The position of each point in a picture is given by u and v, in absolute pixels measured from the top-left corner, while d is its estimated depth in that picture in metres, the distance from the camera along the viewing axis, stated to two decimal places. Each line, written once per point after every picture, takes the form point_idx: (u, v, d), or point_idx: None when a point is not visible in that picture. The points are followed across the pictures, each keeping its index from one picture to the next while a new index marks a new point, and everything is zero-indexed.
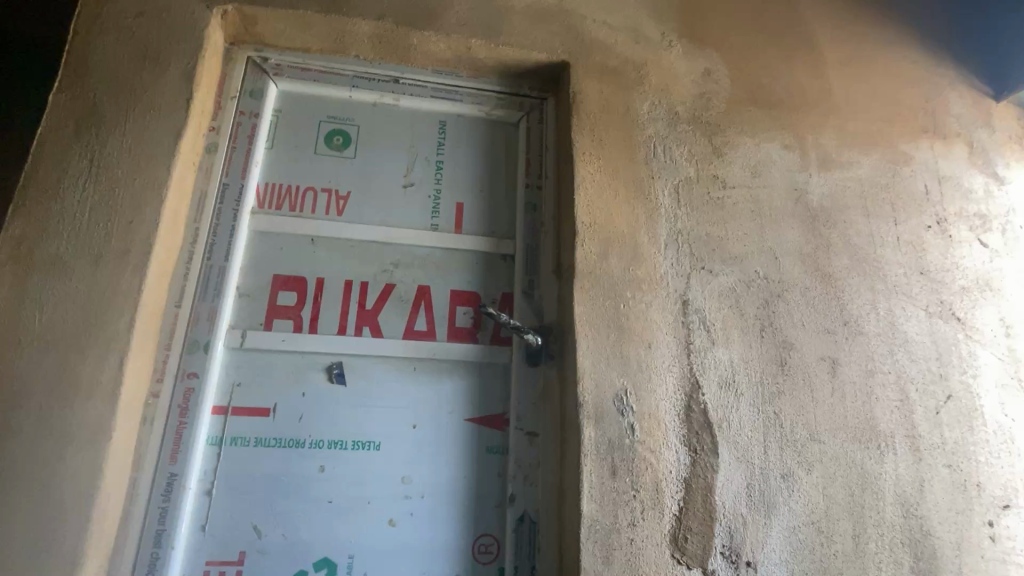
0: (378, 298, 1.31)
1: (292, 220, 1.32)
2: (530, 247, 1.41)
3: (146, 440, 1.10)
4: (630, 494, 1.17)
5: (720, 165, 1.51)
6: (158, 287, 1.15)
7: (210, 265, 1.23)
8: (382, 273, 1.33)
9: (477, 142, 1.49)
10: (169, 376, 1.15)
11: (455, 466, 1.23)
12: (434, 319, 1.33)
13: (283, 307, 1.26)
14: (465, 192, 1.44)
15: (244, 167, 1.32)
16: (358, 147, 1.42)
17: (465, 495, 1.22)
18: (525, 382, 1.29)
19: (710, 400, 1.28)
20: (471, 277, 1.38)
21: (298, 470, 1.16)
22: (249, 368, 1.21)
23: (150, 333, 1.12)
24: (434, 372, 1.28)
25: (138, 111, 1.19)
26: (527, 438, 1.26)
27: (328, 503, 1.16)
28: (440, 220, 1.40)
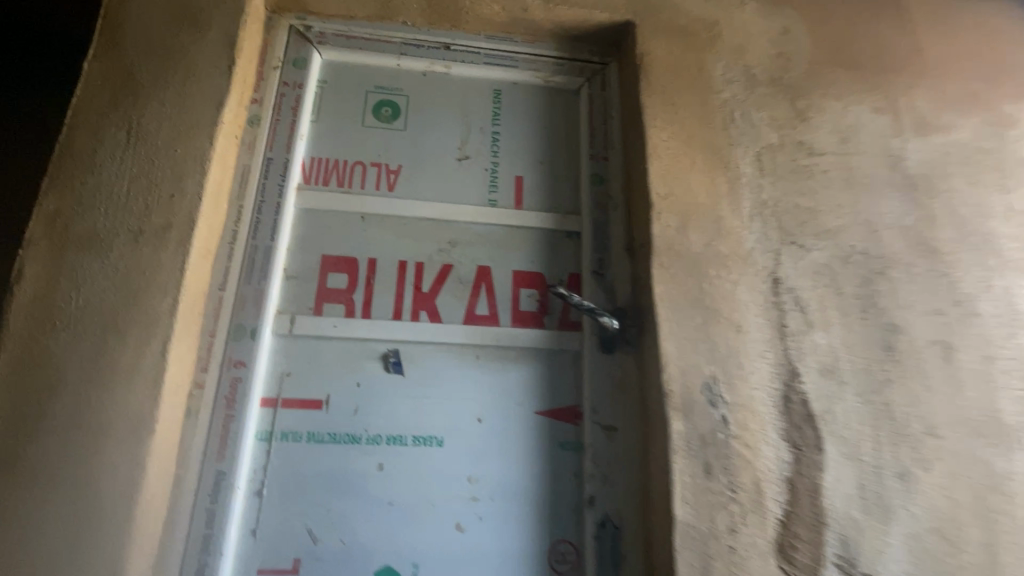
0: (435, 280, 1.19)
1: (341, 196, 1.21)
2: (599, 223, 1.28)
3: (191, 435, 1.00)
4: (728, 497, 1.03)
5: (805, 130, 1.36)
6: (201, 268, 1.05)
7: (256, 245, 1.13)
8: (439, 252, 1.21)
9: (535, 112, 1.37)
10: (215, 365, 1.05)
11: (526, 464, 1.11)
12: (496, 302, 1.20)
13: (333, 290, 1.15)
14: (525, 165, 1.32)
15: (289, 141, 1.22)
16: (408, 118, 1.31)
17: (537, 497, 1.09)
18: (600, 370, 1.17)
19: (811, 390, 1.13)
20: (535, 257, 1.26)
21: (355, 469, 1.04)
22: (299, 357, 1.10)
23: (193, 317, 1.03)
24: (499, 360, 1.16)
25: (178, 78, 1.10)
26: (605, 432, 1.13)
27: (389, 506, 1.04)
28: (499, 195, 1.29)
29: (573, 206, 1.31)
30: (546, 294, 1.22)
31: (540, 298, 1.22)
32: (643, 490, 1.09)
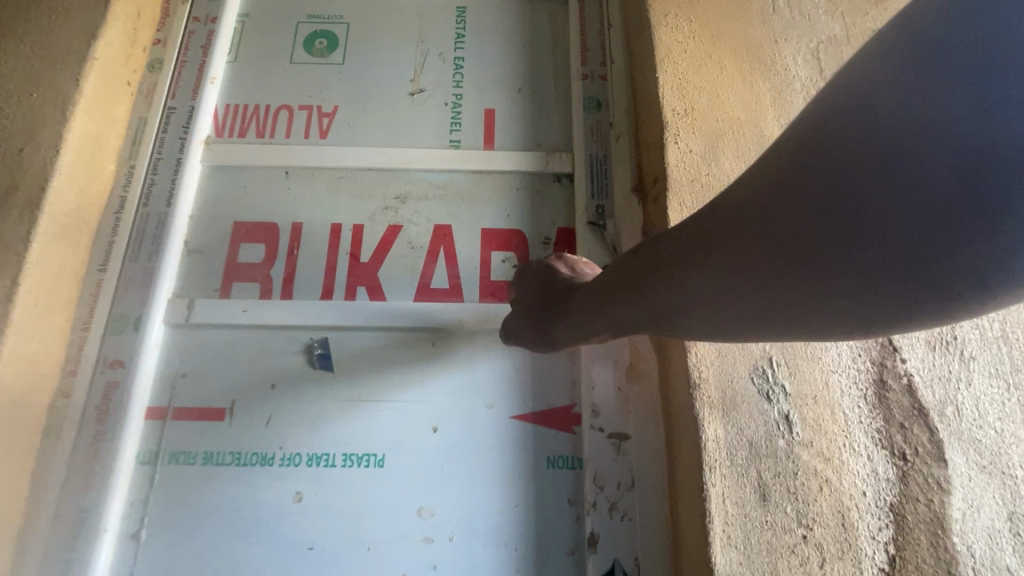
0: (379, 246, 0.92)
1: (258, 147, 0.95)
2: (596, 163, 0.96)
3: (48, 459, 0.76)
4: (799, 535, 0.68)
5: (880, 16, 0.99)
6: (66, 241, 0.81)
7: (148, 215, 0.89)
8: (383, 211, 0.93)
9: (510, 29, 1.07)
10: (87, 365, 0.81)
11: (501, 489, 0.80)
12: (459, 272, 0.91)
13: (247, 266, 0.89)
14: (497, 95, 1.02)
15: (196, 84, 0.97)
16: (348, 49, 1.04)
17: (518, 534, 0.78)
18: (601, 357, 0.85)
19: (918, 371, 0.76)
20: (511, 211, 0.95)
21: (263, 501, 0.77)
22: (199, 352, 0.84)
23: (55, 304, 0.79)
24: (463, 347, 0.86)
25: (43, 10, 0.87)
26: (611, 443, 0.81)
27: (308, 551, 0.76)
28: (462, 137, 0.99)
29: (561, 146, 1.00)
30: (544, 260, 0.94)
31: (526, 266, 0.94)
32: (669, 525, 0.76)
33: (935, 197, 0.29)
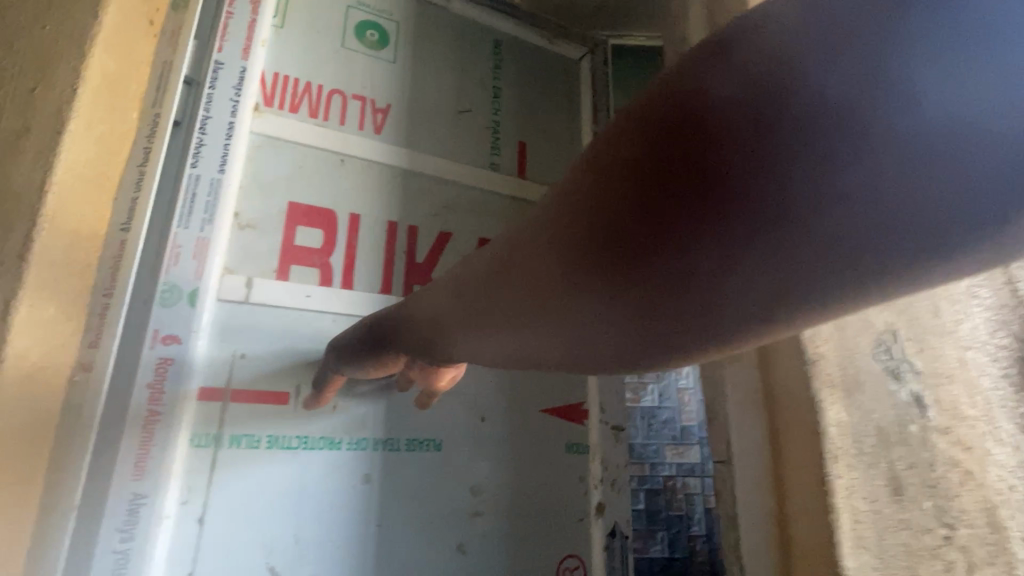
0: (430, 249, 1.10)
1: (314, 128, 1.01)
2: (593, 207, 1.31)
3: (72, 437, 0.69)
4: (940, 536, 0.58)
5: None
6: (86, 194, 0.72)
7: (200, 180, 0.88)
8: (433, 217, 1.11)
9: (539, 73, 1.32)
10: (112, 335, 0.74)
11: (536, 463, 1.12)
12: None
13: (305, 248, 0.96)
14: (527, 129, 1.28)
15: (246, 43, 0.96)
16: (398, 52, 1.15)
17: (546, 504, 1.10)
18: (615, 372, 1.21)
19: None
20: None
21: (331, 478, 0.91)
22: (258, 332, 0.90)
23: (73, 263, 0.70)
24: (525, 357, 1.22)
25: None
26: (612, 432, 1.18)
27: (376, 526, 0.94)
28: (501, 163, 1.22)
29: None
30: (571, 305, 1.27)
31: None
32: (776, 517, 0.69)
33: None
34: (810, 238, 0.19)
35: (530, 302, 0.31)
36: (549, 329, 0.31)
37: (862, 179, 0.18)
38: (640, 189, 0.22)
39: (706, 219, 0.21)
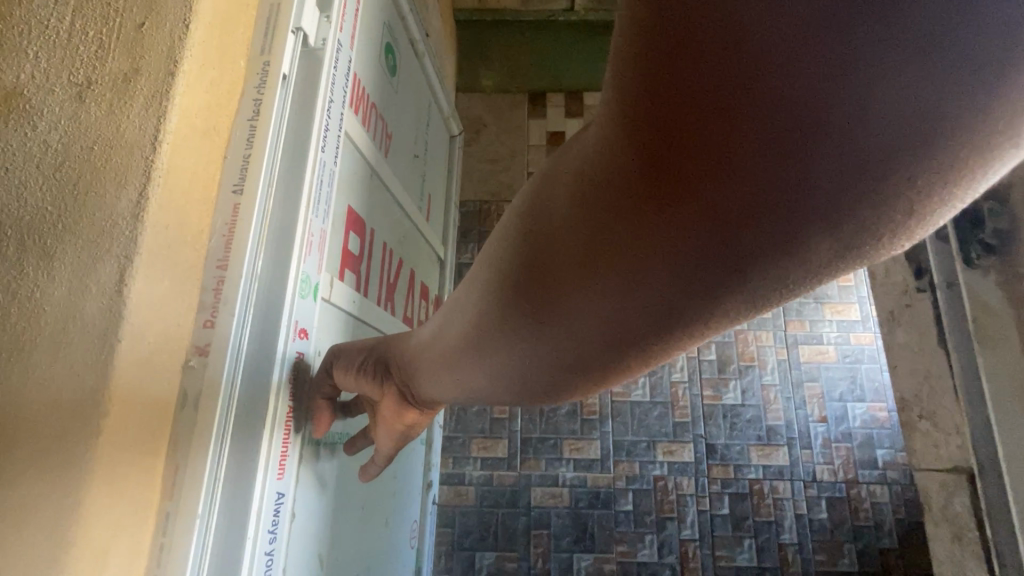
0: (397, 277, 1.26)
1: (364, 138, 1.04)
2: (450, 245, 1.78)
3: (201, 406, 0.68)
4: None
5: None
6: (202, 149, 0.68)
7: (325, 163, 0.87)
8: (402, 247, 1.30)
9: (442, 140, 1.72)
10: (226, 316, 0.71)
11: (400, 457, 1.47)
12: (417, 305, 1.44)
13: (353, 256, 1.01)
14: (435, 184, 1.61)
15: (351, 37, 0.97)
16: (400, 79, 1.25)
17: (405, 485, 1.51)
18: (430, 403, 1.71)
19: None
20: (427, 267, 1.56)
21: (345, 472, 1.06)
22: (325, 333, 0.92)
23: (187, 227, 0.67)
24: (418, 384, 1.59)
25: None
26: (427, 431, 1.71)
27: (356, 512, 1.12)
28: (422, 207, 1.49)
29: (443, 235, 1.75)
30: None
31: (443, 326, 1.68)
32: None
33: (903, 68, 0.24)
34: (770, 215, 0.31)
35: (527, 300, 0.46)
36: (547, 322, 0.45)
37: (792, 170, 0.29)
38: (641, 190, 0.34)
39: (691, 208, 0.32)
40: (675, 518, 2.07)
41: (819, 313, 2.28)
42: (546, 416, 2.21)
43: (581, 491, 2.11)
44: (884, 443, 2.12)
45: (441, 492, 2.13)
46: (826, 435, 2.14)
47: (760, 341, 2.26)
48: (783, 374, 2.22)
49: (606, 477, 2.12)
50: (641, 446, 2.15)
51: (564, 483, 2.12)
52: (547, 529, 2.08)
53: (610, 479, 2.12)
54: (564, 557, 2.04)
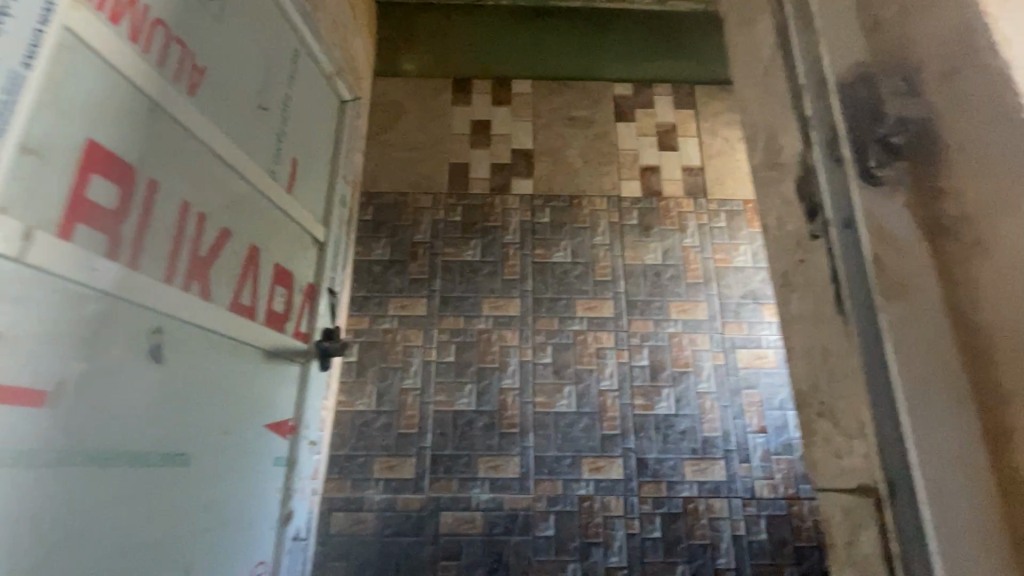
0: (216, 246, 1.06)
1: (129, 56, 0.83)
2: (330, 227, 1.59)
3: None
4: None
5: None
6: None
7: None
8: (224, 214, 1.09)
9: (314, 102, 1.53)
10: None
11: (244, 479, 1.21)
12: (255, 290, 1.21)
13: (96, 205, 0.79)
14: (299, 150, 1.41)
15: None
16: (219, 6, 1.05)
17: (252, 512, 1.25)
18: (305, 392, 1.47)
19: None
20: (287, 247, 1.37)
21: (84, 500, 0.79)
22: (20, 299, 0.69)
23: None
24: (280, 363, 1.36)
25: None
26: (305, 443, 1.47)
27: (118, 553, 0.85)
28: (279, 174, 1.30)
29: (320, 215, 1.57)
30: (305, 327, 1.49)
31: (309, 318, 1.51)
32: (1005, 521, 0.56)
33: None
34: None
35: None
36: None
37: None
38: None
39: None
40: (601, 544, 1.85)
41: (759, 314, 2.11)
42: (459, 430, 1.95)
43: (496, 515, 1.86)
44: None
45: (337, 519, 1.86)
46: (766, 446, 1.96)
47: (696, 344, 2.07)
48: (719, 380, 2.03)
49: (525, 499, 1.88)
50: (564, 463, 1.92)
51: (477, 506, 1.87)
52: (457, 560, 1.82)
53: (529, 501, 1.88)
54: None
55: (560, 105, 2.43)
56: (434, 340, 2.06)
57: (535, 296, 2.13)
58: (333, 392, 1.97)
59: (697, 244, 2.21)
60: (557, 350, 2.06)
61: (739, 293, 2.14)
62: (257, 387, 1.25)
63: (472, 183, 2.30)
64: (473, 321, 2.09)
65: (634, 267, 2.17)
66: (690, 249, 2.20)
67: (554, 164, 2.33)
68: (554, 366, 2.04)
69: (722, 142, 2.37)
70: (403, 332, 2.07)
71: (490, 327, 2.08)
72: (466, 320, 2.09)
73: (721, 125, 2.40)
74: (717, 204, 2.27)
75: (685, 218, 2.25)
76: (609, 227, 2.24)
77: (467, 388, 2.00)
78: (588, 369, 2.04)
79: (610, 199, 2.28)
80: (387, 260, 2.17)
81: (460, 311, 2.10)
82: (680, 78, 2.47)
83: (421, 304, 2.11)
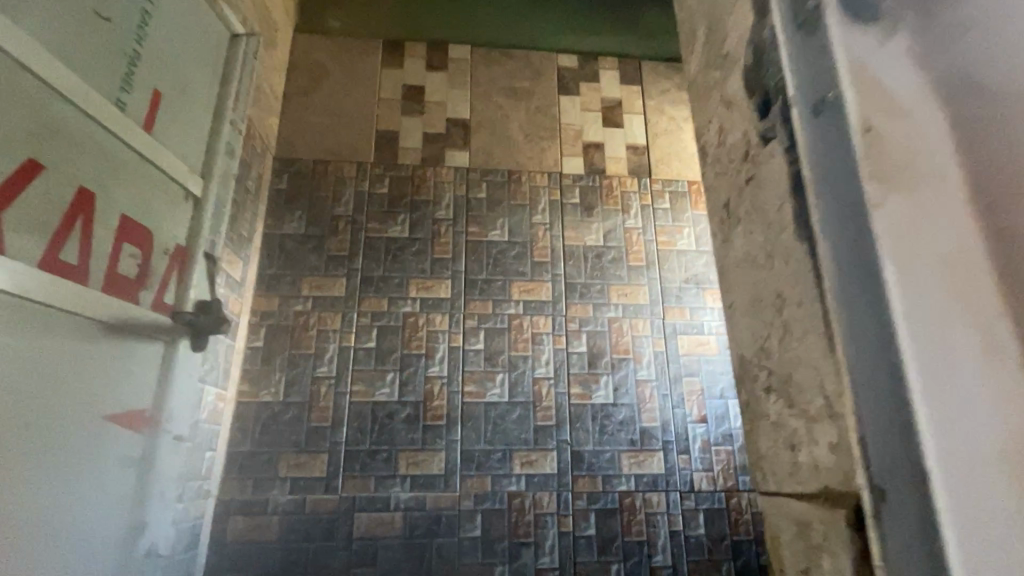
0: (13, 179, 0.85)
1: None
2: (212, 182, 1.38)
3: None
4: None
5: None
6: None
7: None
8: (30, 141, 0.88)
9: (185, 26, 1.31)
10: None
11: (73, 473, 0.99)
12: (85, 242, 1.00)
13: None
14: (159, 81, 1.20)
15: None
16: None
17: (88, 512, 1.03)
18: (169, 376, 1.25)
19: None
20: (143, 195, 1.16)
21: None
22: None
23: None
24: (133, 336, 1.14)
25: None
26: (167, 430, 1.26)
27: None
28: (129, 107, 1.11)
29: (198, 166, 1.35)
30: (172, 297, 1.28)
31: (177, 286, 1.29)
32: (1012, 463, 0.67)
33: None
34: None
35: None
36: None
37: None
38: None
39: None
40: (531, 544, 1.71)
41: (701, 299, 2.03)
42: (379, 423, 1.76)
43: (417, 516, 1.69)
44: None
45: (234, 525, 1.63)
46: (706, 437, 1.88)
47: (636, 330, 1.96)
48: (660, 367, 1.93)
49: (449, 497, 1.72)
50: (494, 457, 1.77)
51: (396, 507, 1.69)
52: (372, 566, 1.64)
53: (454, 499, 1.72)
54: None
55: (500, 74, 2.26)
56: (353, 323, 1.86)
57: (468, 277, 1.96)
58: (234, 381, 1.74)
59: (640, 226, 2.10)
60: (490, 335, 1.90)
61: (682, 277, 2.05)
62: (93, 364, 1.03)
63: (401, 153, 2.09)
64: (398, 303, 1.90)
65: (574, 249, 2.04)
66: (633, 231, 2.09)
67: (492, 137, 2.16)
68: (486, 353, 1.88)
69: (668, 121, 2.27)
70: (318, 315, 1.85)
71: (416, 309, 1.90)
72: (390, 302, 1.90)
73: (668, 104, 2.30)
74: (662, 184, 2.17)
75: (628, 198, 2.14)
76: (549, 205, 2.09)
77: (389, 376, 1.81)
78: (522, 356, 1.89)
79: (551, 175, 2.14)
80: (303, 234, 1.94)
81: (384, 292, 1.91)
82: (627, 53, 2.35)
83: (340, 284, 1.90)
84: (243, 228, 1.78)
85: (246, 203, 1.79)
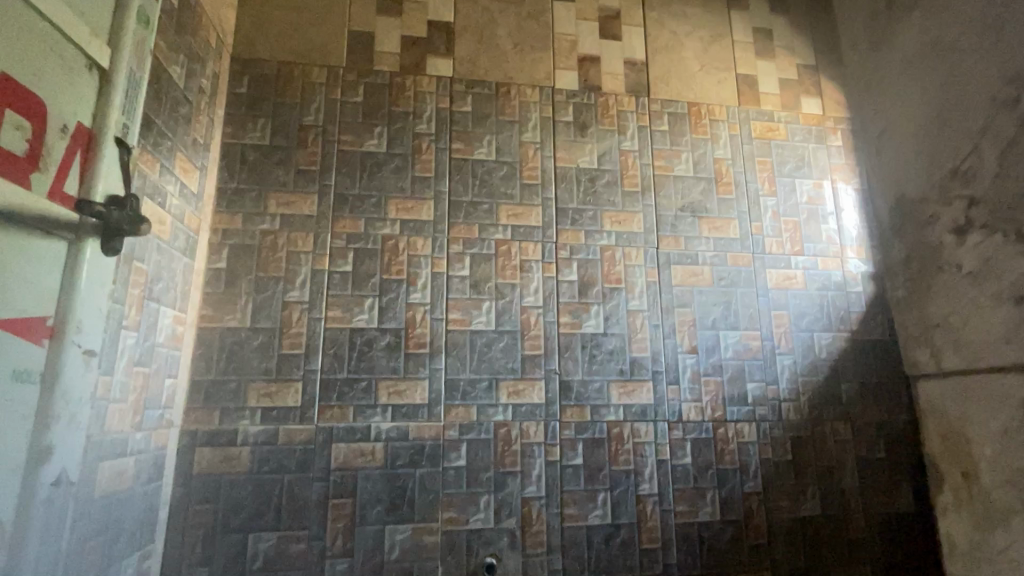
0: None
1: None
2: (125, 51, 1.01)
3: None
4: None
5: None
6: None
7: None
8: None
9: None
10: None
11: None
12: None
13: None
14: None
15: None
16: None
17: None
18: (77, 283, 0.92)
19: None
20: (29, 60, 0.82)
21: None
22: None
23: None
24: (21, 235, 0.82)
25: None
26: (86, 354, 0.96)
27: None
28: None
29: (104, 30, 0.98)
30: (79, 188, 0.94)
31: (81, 176, 0.95)
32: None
33: None
34: None
35: None
36: None
37: None
38: None
39: None
40: (517, 474, 1.66)
41: (696, 228, 1.94)
42: (357, 351, 1.65)
43: (399, 446, 1.62)
44: (756, 375, 1.87)
45: (202, 456, 1.53)
46: (696, 367, 1.83)
47: (629, 259, 1.87)
48: (652, 298, 1.86)
49: (433, 428, 1.64)
50: (479, 387, 1.69)
51: (377, 437, 1.61)
52: (352, 497, 1.57)
53: (439, 430, 1.64)
54: (372, 532, 1.57)
55: None
56: (327, 245, 1.70)
57: (452, 198, 1.81)
58: (194, 304, 1.58)
59: (637, 149, 1.97)
60: (475, 262, 1.77)
61: (678, 205, 1.94)
62: None
63: (378, 58, 1.87)
64: (376, 225, 1.74)
65: (566, 171, 1.90)
66: (629, 154, 1.96)
67: (478, 44, 1.95)
68: (472, 280, 1.76)
69: (669, 36, 2.09)
70: (288, 235, 1.69)
71: (396, 232, 1.75)
72: (367, 223, 1.74)
73: (670, 17, 2.11)
74: (661, 104, 2.02)
75: (625, 118, 1.99)
76: (540, 122, 1.92)
77: (367, 302, 1.68)
78: (510, 284, 1.78)
79: (542, 90, 1.95)
80: (267, 145, 1.74)
81: (360, 213, 1.74)
82: None
83: (310, 202, 1.72)
84: (197, 134, 1.56)
85: (200, 105, 1.57)
